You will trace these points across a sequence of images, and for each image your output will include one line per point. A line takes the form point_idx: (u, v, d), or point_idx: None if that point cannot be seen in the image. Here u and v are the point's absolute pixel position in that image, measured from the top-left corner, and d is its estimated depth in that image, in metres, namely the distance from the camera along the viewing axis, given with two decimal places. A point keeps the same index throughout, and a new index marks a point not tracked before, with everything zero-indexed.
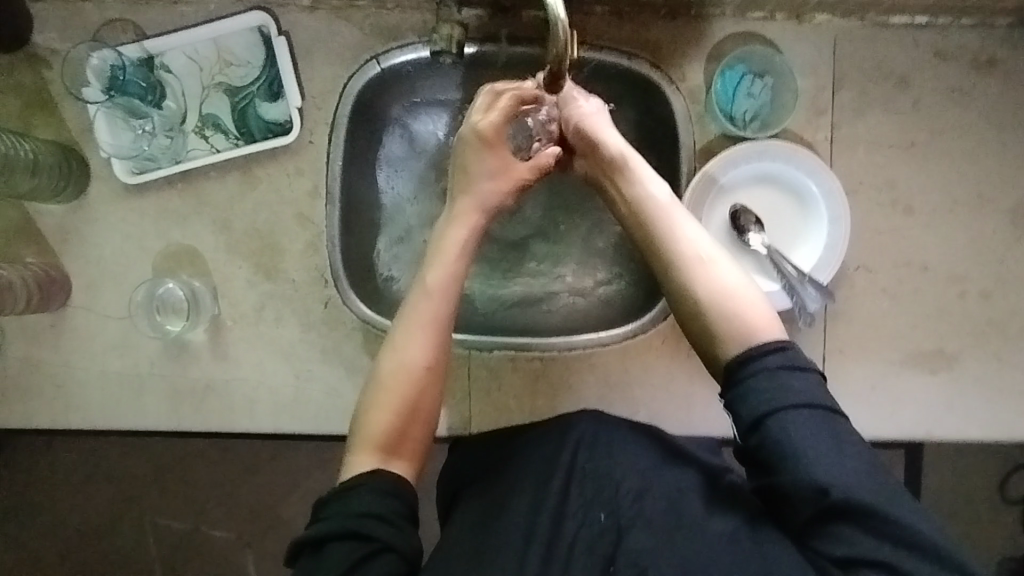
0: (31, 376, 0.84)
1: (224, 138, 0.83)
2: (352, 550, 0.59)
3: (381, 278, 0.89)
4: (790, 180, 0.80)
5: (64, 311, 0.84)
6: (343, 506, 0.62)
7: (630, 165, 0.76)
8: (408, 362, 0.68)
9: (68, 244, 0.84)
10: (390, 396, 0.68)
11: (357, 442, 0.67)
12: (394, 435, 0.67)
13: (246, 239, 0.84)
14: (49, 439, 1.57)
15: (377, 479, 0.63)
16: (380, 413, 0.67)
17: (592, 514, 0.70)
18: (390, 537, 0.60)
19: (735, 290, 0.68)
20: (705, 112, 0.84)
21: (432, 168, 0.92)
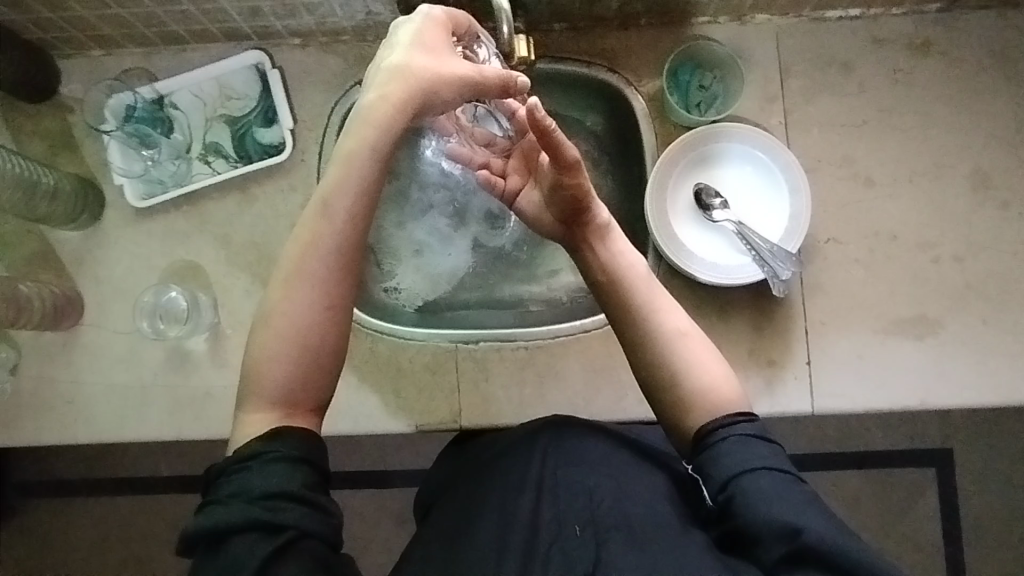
0: (41, 393, 0.89)
1: (225, 162, 0.91)
2: (261, 541, 0.54)
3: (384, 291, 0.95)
4: (748, 158, 0.86)
5: (76, 329, 0.90)
6: (242, 489, 0.56)
7: (613, 237, 0.76)
8: (305, 302, 0.62)
9: (83, 267, 0.91)
10: (279, 337, 0.62)
11: (248, 397, 0.61)
12: (295, 384, 0.62)
13: (245, 251, 0.90)
14: (62, 503, 1.58)
15: (277, 444, 0.58)
16: (277, 359, 0.61)
17: (566, 529, 0.62)
18: (304, 520, 0.56)
19: (712, 368, 0.69)
20: (666, 109, 0.90)
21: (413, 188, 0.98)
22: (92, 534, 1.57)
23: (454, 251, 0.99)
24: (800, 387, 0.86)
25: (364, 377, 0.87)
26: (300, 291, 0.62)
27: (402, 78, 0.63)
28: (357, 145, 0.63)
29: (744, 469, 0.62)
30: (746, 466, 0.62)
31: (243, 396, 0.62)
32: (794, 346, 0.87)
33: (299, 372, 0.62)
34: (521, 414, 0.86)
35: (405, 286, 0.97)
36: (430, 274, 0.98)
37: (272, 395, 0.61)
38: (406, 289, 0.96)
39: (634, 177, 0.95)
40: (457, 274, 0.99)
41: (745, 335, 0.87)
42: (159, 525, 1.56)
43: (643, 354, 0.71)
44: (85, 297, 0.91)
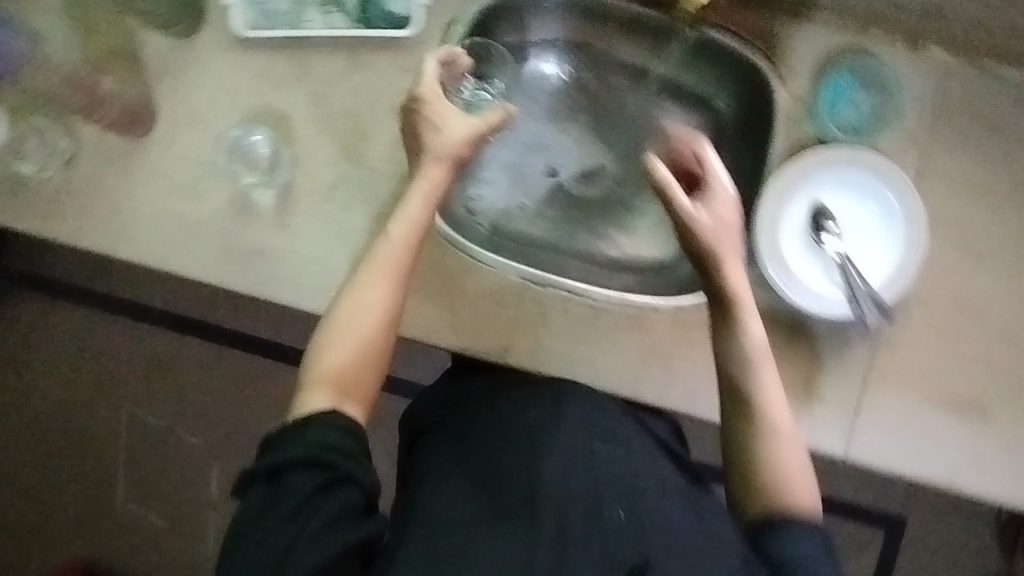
0: (92, 195, 0.84)
1: (342, 19, 0.84)
2: (308, 477, 0.63)
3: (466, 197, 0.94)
4: (876, 193, 0.82)
5: (144, 141, 0.84)
6: (297, 438, 0.65)
7: (742, 307, 0.74)
8: (359, 315, 0.72)
9: (166, 79, 0.84)
10: (348, 334, 0.71)
11: (312, 376, 0.70)
12: (350, 369, 0.70)
13: (339, 118, 0.85)
14: (47, 304, 1.54)
15: (334, 417, 0.67)
16: (338, 348, 0.71)
17: (606, 511, 0.67)
18: (353, 472, 0.64)
19: (795, 469, 0.71)
20: (806, 117, 0.85)
21: (529, 103, 0.97)
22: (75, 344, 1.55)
23: (540, 171, 0.97)
24: (837, 429, 0.86)
25: (424, 286, 0.84)
26: (355, 297, 0.72)
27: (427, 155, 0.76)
28: (411, 196, 0.75)
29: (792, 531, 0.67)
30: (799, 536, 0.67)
31: (308, 380, 0.70)
32: (849, 389, 0.86)
33: (360, 366, 0.71)
34: (567, 371, 0.85)
35: (482, 192, 0.95)
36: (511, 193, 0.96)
37: (331, 378, 0.70)
38: (484, 198, 0.95)
39: (746, 171, 0.91)
40: (535, 195, 0.97)
41: (805, 363, 0.86)
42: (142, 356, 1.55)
43: (736, 431, 0.73)
44: (160, 112, 0.84)
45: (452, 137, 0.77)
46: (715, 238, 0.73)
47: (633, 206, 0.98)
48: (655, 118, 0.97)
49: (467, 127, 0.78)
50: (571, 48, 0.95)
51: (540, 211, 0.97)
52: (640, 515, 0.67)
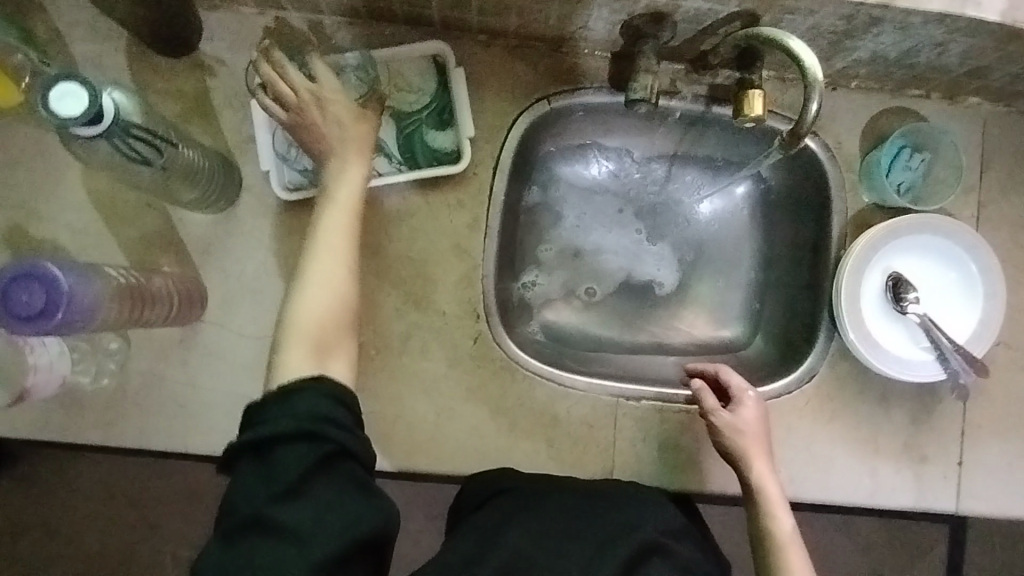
0: (151, 392, 0.79)
1: (387, 162, 0.82)
2: (306, 454, 0.56)
3: (518, 287, 0.92)
4: (947, 253, 0.83)
5: (197, 326, 0.80)
6: (284, 410, 0.58)
7: (771, 501, 0.73)
8: (328, 280, 0.68)
9: (210, 257, 0.80)
10: (318, 291, 0.68)
11: (288, 337, 0.66)
12: (327, 322, 0.67)
13: (398, 265, 0.82)
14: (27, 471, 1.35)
15: (324, 384, 0.61)
16: (311, 303, 0.68)
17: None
18: (347, 442, 0.58)
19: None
20: (859, 181, 0.86)
21: (578, 198, 0.95)
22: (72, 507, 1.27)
23: (604, 262, 0.96)
24: (948, 487, 0.86)
25: (516, 422, 0.81)
26: (318, 269, 0.69)
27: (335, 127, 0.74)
28: (348, 159, 0.73)
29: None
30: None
31: (285, 340, 0.66)
32: (949, 445, 0.86)
33: (334, 319, 0.68)
34: (673, 479, 0.83)
35: (544, 294, 0.94)
36: (571, 286, 0.95)
37: (309, 332, 0.67)
38: (541, 285, 0.93)
39: (801, 241, 0.91)
40: (605, 281, 0.96)
41: (902, 427, 0.86)
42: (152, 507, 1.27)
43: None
44: (210, 292, 0.80)
45: (367, 128, 0.75)
46: (741, 441, 0.76)
47: (699, 285, 0.96)
48: (711, 202, 0.96)
49: (349, 107, 0.74)
50: (611, 142, 0.93)
51: (609, 303, 0.96)
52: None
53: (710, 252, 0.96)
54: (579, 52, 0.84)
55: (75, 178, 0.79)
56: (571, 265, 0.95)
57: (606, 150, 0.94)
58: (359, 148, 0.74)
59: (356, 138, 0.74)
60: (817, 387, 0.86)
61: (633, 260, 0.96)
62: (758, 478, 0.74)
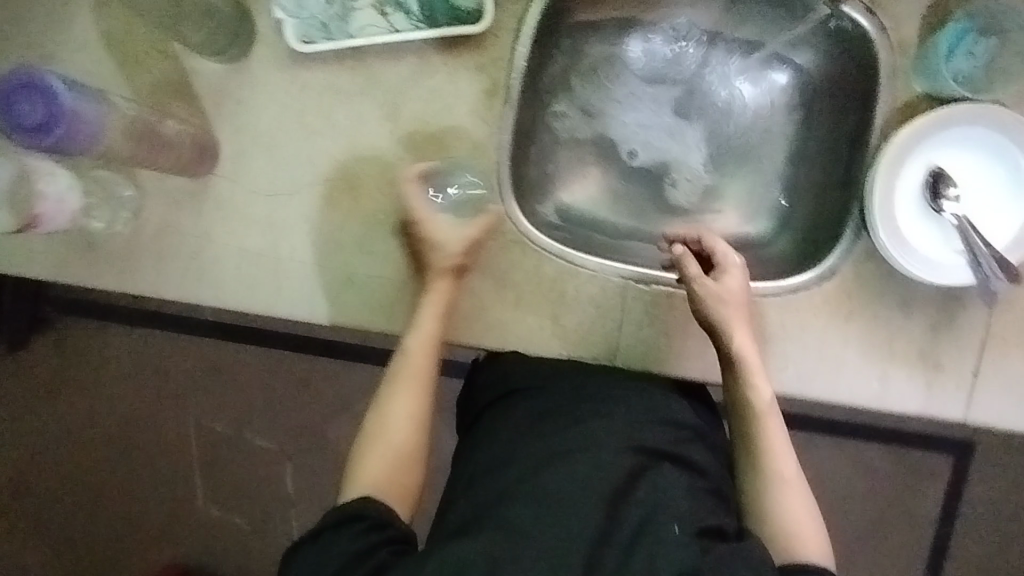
0: (164, 243, 0.79)
1: (405, 19, 0.77)
2: (349, 534, 0.67)
3: (553, 111, 0.91)
4: (996, 153, 0.78)
5: (209, 178, 0.79)
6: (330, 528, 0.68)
7: (751, 372, 0.75)
8: (413, 368, 0.76)
9: (221, 108, 0.78)
10: (416, 384, 0.76)
11: (368, 443, 0.75)
12: (405, 432, 0.75)
13: (413, 129, 0.79)
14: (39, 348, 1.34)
15: (368, 502, 0.70)
16: (398, 415, 0.75)
17: (664, 525, 0.66)
18: (380, 519, 0.69)
19: (801, 516, 0.73)
20: (912, 66, 0.79)
21: (615, 65, 0.92)
22: (107, 370, 1.34)
23: (642, 134, 0.94)
24: (959, 396, 0.84)
25: (524, 297, 0.81)
26: (398, 401, 0.76)
27: (429, 267, 0.77)
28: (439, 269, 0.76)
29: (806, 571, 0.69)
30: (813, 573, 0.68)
31: (362, 455, 0.74)
32: (967, 355, 0.83)
33: (398, 469, 0.74)
34: (677, 366, 0.83)
35: (561, 174, 0.92)
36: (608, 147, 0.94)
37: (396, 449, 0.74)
38: (571, 117, 0.92)
39: (841, 132, 0.85)
40: (649, 150, 0.94)
41: (920, 333, 0.83)
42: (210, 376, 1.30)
43: (748, 484, 0.76)
44: (222, 145, 0.79)
45: (476, 227, 0.79)
46: (727, 311, 0.75)
47: (728, 175, 0.94)
48: (753, 82, 0.93)
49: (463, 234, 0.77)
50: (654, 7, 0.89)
51: (637, 177, 0.95)
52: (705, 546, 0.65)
53: (740, 140, 0.94)
54: None
55: (88, 16, 0.77)
56: (605, 132, 0.94)
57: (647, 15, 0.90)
58: (445, 299, 0.77)
59: (451, 291, 0.77)
60: (837, 287, 0.83)
61: (659, 146, 0.94)
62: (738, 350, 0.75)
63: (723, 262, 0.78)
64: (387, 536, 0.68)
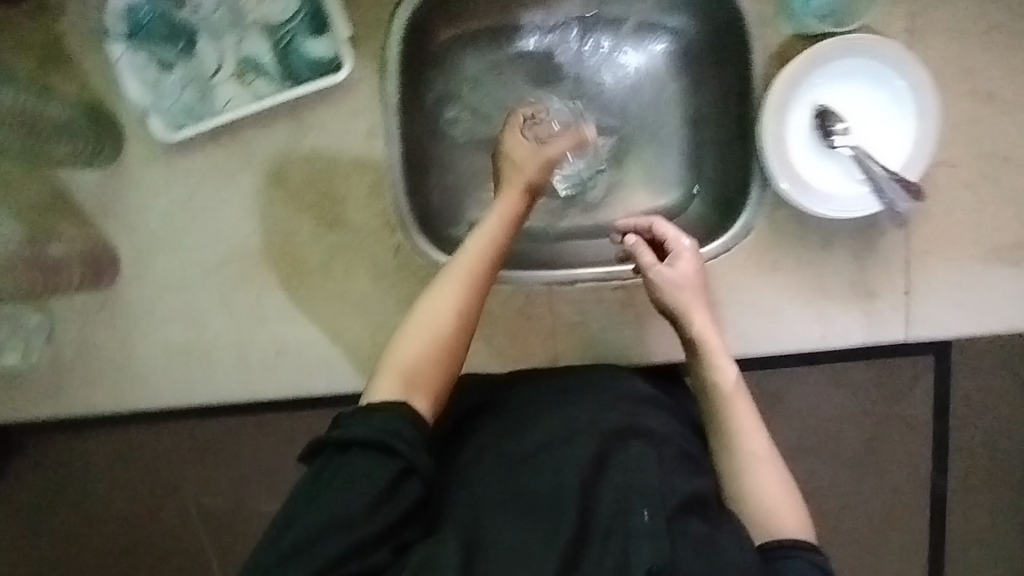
0: (87, 360, 0.79)
1: (268, 84, 0.76)
2: (374, 467, 0.55)
3: (444, 116, 0.87)
4: (874, 76, 0.78)
5: (114, 286, 0.78)
6: (360, 421, 0.57)
7: (713, 352, 0.72)
8: (448, 299, 0.66)
9: (108, 214, 0.77)
10: (457, 280, 0.66)
11: (386, 366, 0.63)
12: (436, 339, 0.64)
13: (304, 189, 0.78)
14: None
15: (404, 412, 0.58)
16: (420, 331, 0.64)
17: (631, 514, 0.57)
18: (412, 458, 0.56)
19: (777, 495, 0.66)
20: (778, 12, 0.79)
21: (497, 68, 0.89)
22: None
23: None
24: (897, 317, 0.85)
25: None
26: (445, 286, 0.66)
27: (508, 183, 0.74)
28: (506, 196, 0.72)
29: (785, 558, 0.61)
30: (792, 559, 0.61)
31: (381, 366, 0.64)
32: (895, 276, 0.84)
33: (430, 366, 0.63)
34: (620, 356, 0.83)
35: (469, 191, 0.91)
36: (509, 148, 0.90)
37: (404, 369, 0.63)
38: (466, 118, 0.88)
39: (731, 86, 0.85)
40: None
41: (847, 265, 0.84)
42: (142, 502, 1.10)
43: (722, 468, 0.69)
44: (118, 250, 0.78)
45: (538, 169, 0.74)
46: (680, 296, 0.73)
47: (634, 151, 0.92)
48: (636, 53, 0.90)
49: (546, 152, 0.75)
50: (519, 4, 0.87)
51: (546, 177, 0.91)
52: (676, 530, 0.57)
53: (636, 114, 0.91)
54: None
55: None
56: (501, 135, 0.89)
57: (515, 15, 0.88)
58: (508, 212, 0.71)
59: (512, 208, 0.71)
60: (756, 241, 0.83)
61: None
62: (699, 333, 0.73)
63: (676, 245, 0.76)
64: (416, 481, 0.57)
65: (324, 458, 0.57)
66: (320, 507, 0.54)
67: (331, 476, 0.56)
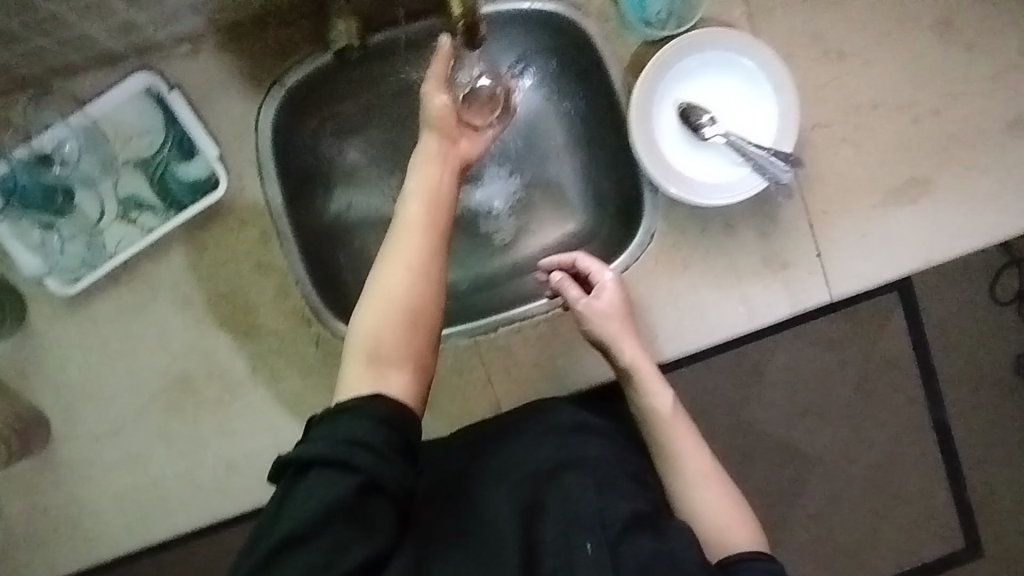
0: (40, 527, 0.78)
1: (153, 216, 0.78)
2: (335, 483, 0.51)
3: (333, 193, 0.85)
4: (725, 64, 0.81)
5: (51, 446, 0.78)
6: (327, 430, 0.53)
7: (646, 377, 0.72)
8: (404, 264, 0.60)
9: (30, 378, 0.78)
10: (405, 243, 0.61)
11: (352, 354, 0.58)
12: (401, 315, 0.59)
13: (212, 306, 0.79)
14: None
15: (374, 405, 0.54)
16: (379, 308, 0.59)
17: (574, 547, 0.55)
18: (376, 473, 0.52)
19: (728, 515, 0.66)
20: (621, 25, 0.82)
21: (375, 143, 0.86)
22: None
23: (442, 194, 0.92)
24: (817, 280, 0.85)
25: None
26: (395, 248, 0.61)
27: (428, 123, 0.67)
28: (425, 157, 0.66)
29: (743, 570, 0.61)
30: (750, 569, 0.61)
31: (349, 356, 0.58)
32: (804, 242, 0.85)
33: (398, 333, 0.58)
34: (561, 387, 0.84)
35: None
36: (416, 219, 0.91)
37: (369, 347, 0.58)
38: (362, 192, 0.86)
39: (600, 101, 0.87)
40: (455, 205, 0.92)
41: (754, 243, 0.85)
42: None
43: (672, 490, 0.69)
44: (47, 411, 0.78)
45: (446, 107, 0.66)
46: (608, 331, 0.74)
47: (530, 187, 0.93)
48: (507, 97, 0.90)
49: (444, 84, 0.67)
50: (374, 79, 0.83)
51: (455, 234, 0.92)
52: (624, 554, 0.54)
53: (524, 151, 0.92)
54: (290, 19, 0.77)
55: None
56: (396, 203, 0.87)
57: (373, 92, 0.84)
58: (435, 152, 0.66)
59: (441, 148, 0.66)
60: (661, 244, 0.85)
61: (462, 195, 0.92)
62: (630, 360, 0.73)
63: (598, 276, 0.76)
64: (382, 496, 0.53)
65: (288, 478, 0.54)
66: (286, 532, 0.51)
67: (293, 500, 0.52)
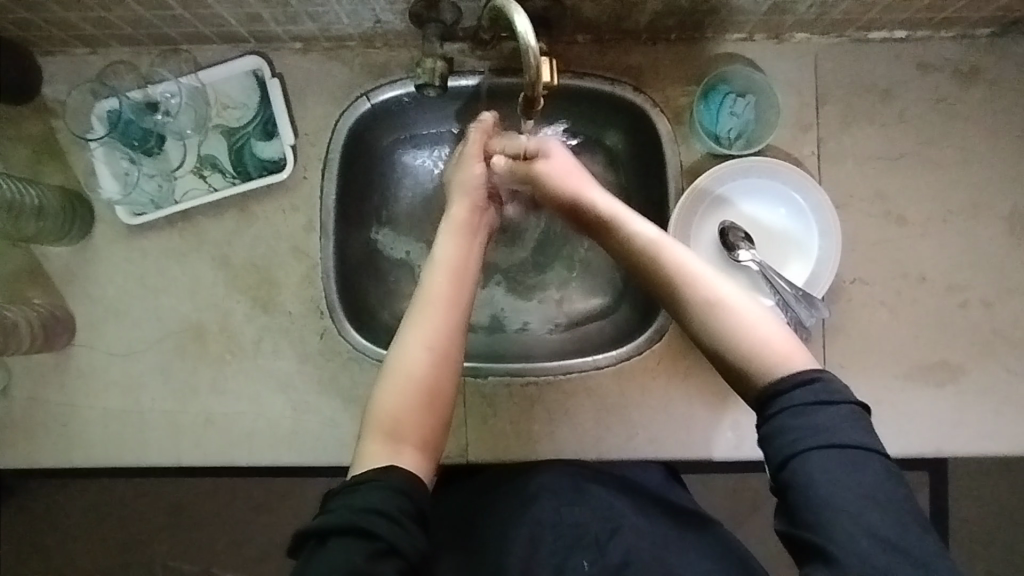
0: (34, 416, 0.85)
1: (222, 178, 0.86)
2: (355, 549, 0.53)
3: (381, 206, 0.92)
4: (777, 194, 0.82)
5: (68, 349, 0.86)
6: (347, 499, 0.56)
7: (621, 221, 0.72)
8: (421, 333, 0.65)
9: (73, 285, 0.86)
10: (431, 306, 0.67)
11: (368, 425, 0.62)
12: (410, 395, 0.63)
13: (244, 273, 0.86)
14: None
15: (392, 475, 0.57)
16: (393, 386, 0.63)
17: None
18: (395, 538, 0.54)
19: (754, 323, 0.62)
20: (691, 133, 0.84)
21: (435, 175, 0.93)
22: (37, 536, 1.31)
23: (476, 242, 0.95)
24: None
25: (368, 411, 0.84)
26: (415, 323, 0.66)
27: (457, 189, 0.77)
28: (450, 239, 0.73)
29: (783, 405, 0.57)
30: (791, 400, 0.57)
31: (366, 429, 0.62)
32: None
33: (416, 405, 0.62)
34: (528, 450, 0.84)
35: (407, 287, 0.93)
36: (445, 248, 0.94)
37: (383, 423, 0.62)
38: (409, 215, 0.93)
39: (653, 194, 0.88)
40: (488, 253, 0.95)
41: None
42: (125, 530, 1.24)
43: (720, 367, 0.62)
44: (77, 317, 0.86)
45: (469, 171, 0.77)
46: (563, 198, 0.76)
47: (559, 259, 0.95)
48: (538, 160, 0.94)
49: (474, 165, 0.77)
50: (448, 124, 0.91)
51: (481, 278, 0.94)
52: None
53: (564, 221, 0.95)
54: (393, 45, 0.85)
55: None
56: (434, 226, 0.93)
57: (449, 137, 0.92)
58: (465, 224, 0.74)
59: (469, 216, 0.75)
60: (667, 345, 0.84)
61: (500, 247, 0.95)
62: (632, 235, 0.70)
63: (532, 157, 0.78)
64: (399, 562, 0.54)
65: (307, 550, 0.55)
66: None
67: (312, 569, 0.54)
